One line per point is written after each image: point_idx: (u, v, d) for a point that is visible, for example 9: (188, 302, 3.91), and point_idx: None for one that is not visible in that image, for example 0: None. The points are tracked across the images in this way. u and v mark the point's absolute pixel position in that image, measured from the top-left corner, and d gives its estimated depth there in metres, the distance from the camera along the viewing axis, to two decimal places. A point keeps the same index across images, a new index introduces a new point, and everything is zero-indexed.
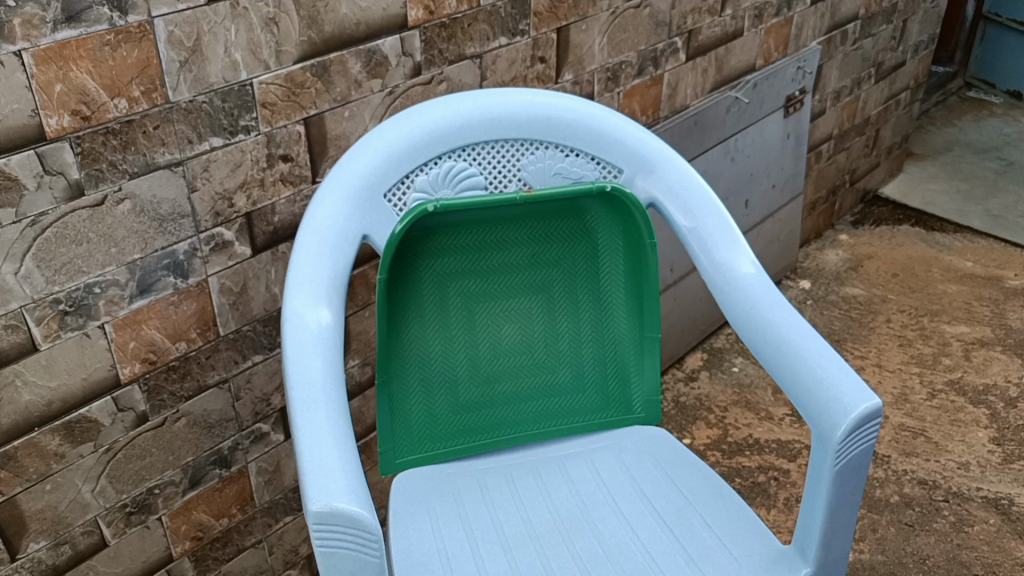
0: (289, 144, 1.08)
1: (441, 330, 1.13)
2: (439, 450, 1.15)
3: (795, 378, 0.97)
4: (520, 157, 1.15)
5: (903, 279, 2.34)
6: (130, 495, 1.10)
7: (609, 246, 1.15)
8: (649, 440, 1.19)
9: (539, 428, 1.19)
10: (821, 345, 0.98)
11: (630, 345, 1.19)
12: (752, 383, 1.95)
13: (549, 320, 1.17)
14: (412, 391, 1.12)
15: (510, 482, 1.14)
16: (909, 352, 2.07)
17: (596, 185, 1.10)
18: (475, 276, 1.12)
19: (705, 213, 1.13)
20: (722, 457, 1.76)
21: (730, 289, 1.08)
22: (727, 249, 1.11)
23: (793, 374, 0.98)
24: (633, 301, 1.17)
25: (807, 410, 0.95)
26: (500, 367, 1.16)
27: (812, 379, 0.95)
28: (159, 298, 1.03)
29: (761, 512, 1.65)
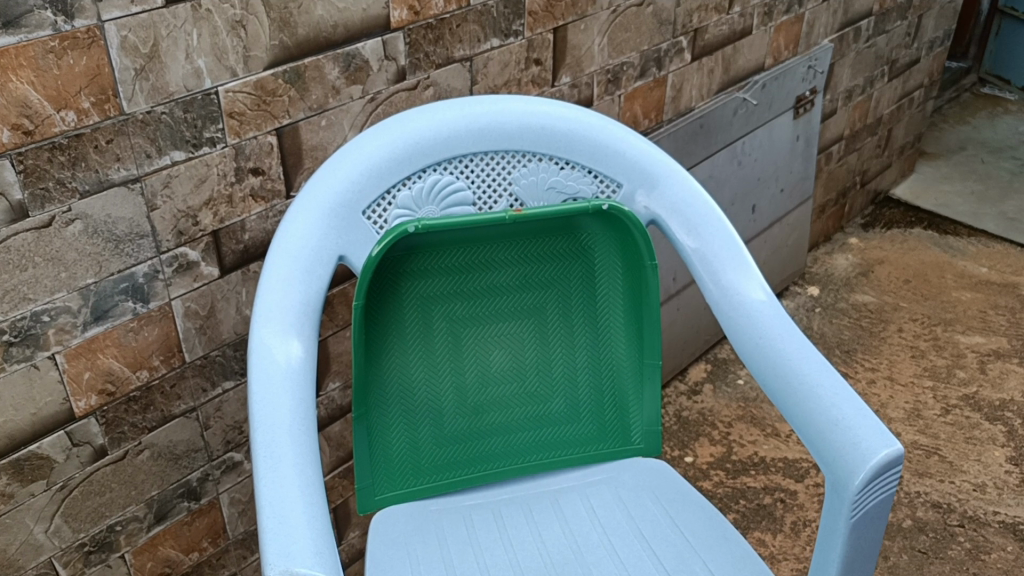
0: (260, 157, 0.99)
1: (425, 358, 1.04)
2: (422, 485, 1.07)
3: (808, 417, 0.89)
4: (511, 170, 1.06)
5: (915, 286, 2.25)
6: (88, 533, 1.02)
7: (607, 266, 1.07)
8: (648, 474, 1.11)
9: (532, 460, 1.11)
10: (837, 383, 0.90)
11: (629, 372, 1.11)
12: (757, 397, 1.87)
13: (541, 345, 1.08)
14: (393, 422, 1.04)
15: (498, 520, 1.06)
16: (921, 364, 1.98)
17: (593, 203, 1.01)
18: (461, 298, 1.04)
19: (712, 232, 1.05)
20: (726, 477, 1.68)
21: (739, 317, 1.00)
22: (735, 272, 1.02)
23: (805, 414, 0.90)
24: (632, 324, 1.09)
25: (821, 454, 0.87)
26: (489, 396, 1.08)
27: (826, 421, 0.88)
28: (116, 325, 0.95)
29: (765, 537, 1.57)
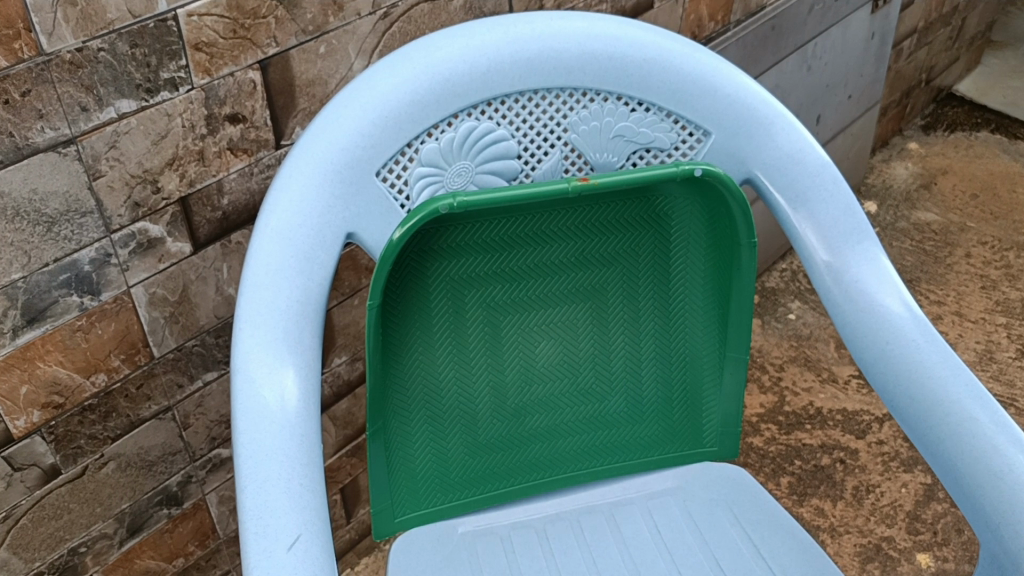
0: (237, 100, 0.75)
1: (457, 354, 0.84)
2: (451, 503, 0.88)
3: (958, 462, 0.70)
4: (568, 112, 0.82)
5: (984, 201, 2.01)
6: (45, 560, 0.84)
7: (685, 239, 0.85)
8: (723, 483, 0.93)
9: (583, 469, 0.92)
10: (998, 418, 0.70)
11: (704, 364, 0.91)
12: (812, 335, 1.67)
13: (599, 334, 0.88)
14: (416, 432, 0.85)
15: (546, 545, 0.88)
16: (992, 298, 1.77)
17: (682, 166, 0.77)
18: (501, 280, 0.83)
19: (828, 203, 0.83)
20: (778, 432, 1.50)
21: (860, 314, 0.79)
22: (855, 253, 0.82)
23: (953, 457, 0.70)
24: (712, 308, 0.88)
25: (977, 514, 0.68)
26: (534, 396, 0.88)
27: (986, 472, 0.68)
28: (59, 326, 0.73)
29: (824, 505, 1.40)
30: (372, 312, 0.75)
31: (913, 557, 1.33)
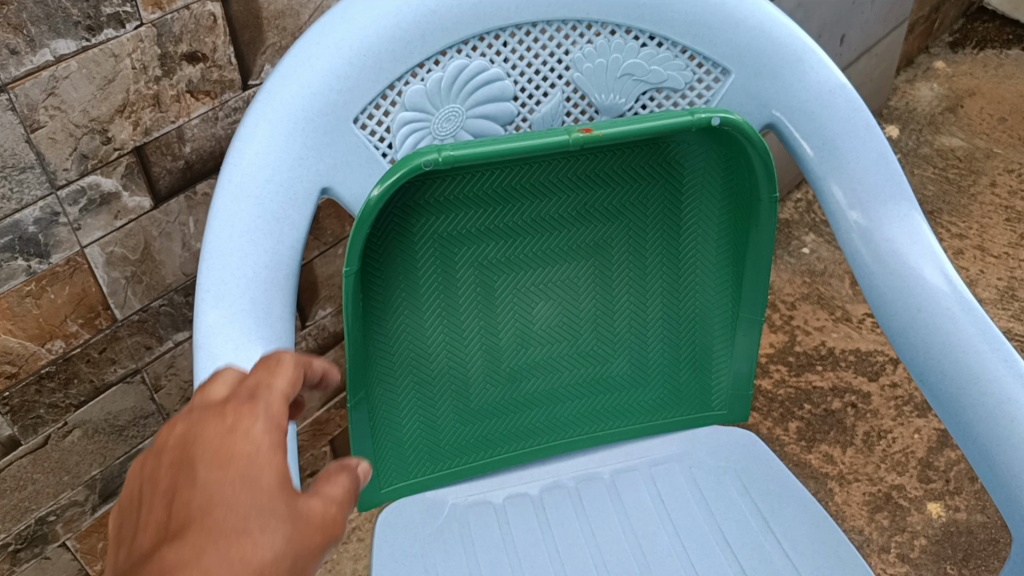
0: (195, 36, 0.66)
1: (446, 317, 0.77)
2: (441, 472, 0.83)
3: (990, 449, 0.64)
4: (570, 48, 0.73)
5: (1013, 125, 1.90)
6: (11, 532, 0.78)
7: (698, 190, 0.77)
8: (732, 448, 0.87)
9: (583, 434, 0.86)
10: None
11: (716, 326, 0.84)
12: (826, 271, 1.60)
13: (603, 294, 0.81)
14: (402, 399, 0.79)
15: (542, 515, 0.83)
16: (1017, 231, 1.69)
17: (697, 115, 0.69)
18: (494, 237, 0.75)
19: (860, 152, 0.75)
20: (788, 374, 1.44)
21: (889, 279, 0.72)
22: (886, 210, 0.74)
23: (985, 443, 0.65)
24: (726, 266, 0.81)
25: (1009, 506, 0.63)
26: (530, 360, 0.82)
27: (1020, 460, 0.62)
28: (4, 293, 0.66)
29: (833, 452, 1.35)
30: (349, 279, 0.67)
31: (924, 507, 1.28)
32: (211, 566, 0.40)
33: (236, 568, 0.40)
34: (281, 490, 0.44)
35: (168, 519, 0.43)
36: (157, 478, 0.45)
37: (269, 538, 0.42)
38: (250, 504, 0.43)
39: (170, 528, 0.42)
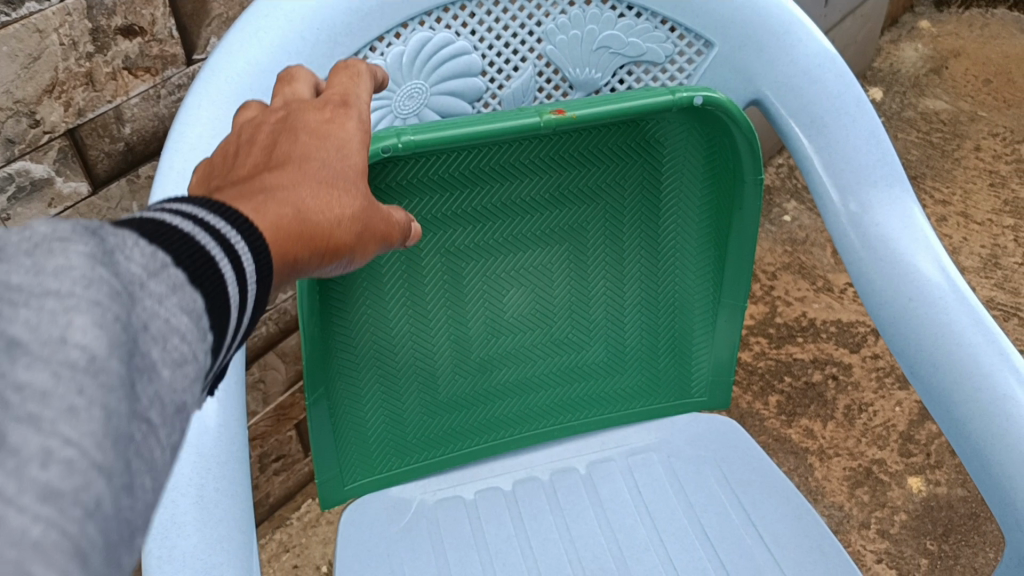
0: (129, 11, 0.65)
1: (412, 307, 0.73)
2: (409, 466, 0.79)
3: (983, 447, 0.61)
4: (543, 19, 0.69)
5: (998, 86, 1.87)
6: None
7: (679, 171, 0.73)
8: (712, 437, 0.84)
9: (558, 424, 0.83)
10: None
11: (696, 310, 0.80)
12: (808, 239, 1.56)
13: (578, 279, 0.77)
14: (367, 393, 0.74)
15: (515, 509, 0.79)
16: (1001, 196, 1.66)
17: (679, 94, 0.65)
18: (463, 222, 0.71)
19: (852, 130, 0.71)
20: (768, 347, 1.42)
21: (880, 267, 0.69)
22: (877, 194, 0.71)
23: (977, 441, 0.61)
24: (707, 250, 0.77)
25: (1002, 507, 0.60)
26: (501, 349, 0.78)
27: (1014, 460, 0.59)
28: None
29: (814, 426, 1.32)
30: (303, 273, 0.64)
31: (905, 481, 1.26)
32: (304, 192, 0.47)
33: (324, 203, 0.47)
34: (364, 174, 0.52)
35: (265, 157, 0.50)
36: (261, 131, 0.53)
37: (350, 201, 0.49)
38: (335, 170, 0.50)
39: (268, 161, 0.50)
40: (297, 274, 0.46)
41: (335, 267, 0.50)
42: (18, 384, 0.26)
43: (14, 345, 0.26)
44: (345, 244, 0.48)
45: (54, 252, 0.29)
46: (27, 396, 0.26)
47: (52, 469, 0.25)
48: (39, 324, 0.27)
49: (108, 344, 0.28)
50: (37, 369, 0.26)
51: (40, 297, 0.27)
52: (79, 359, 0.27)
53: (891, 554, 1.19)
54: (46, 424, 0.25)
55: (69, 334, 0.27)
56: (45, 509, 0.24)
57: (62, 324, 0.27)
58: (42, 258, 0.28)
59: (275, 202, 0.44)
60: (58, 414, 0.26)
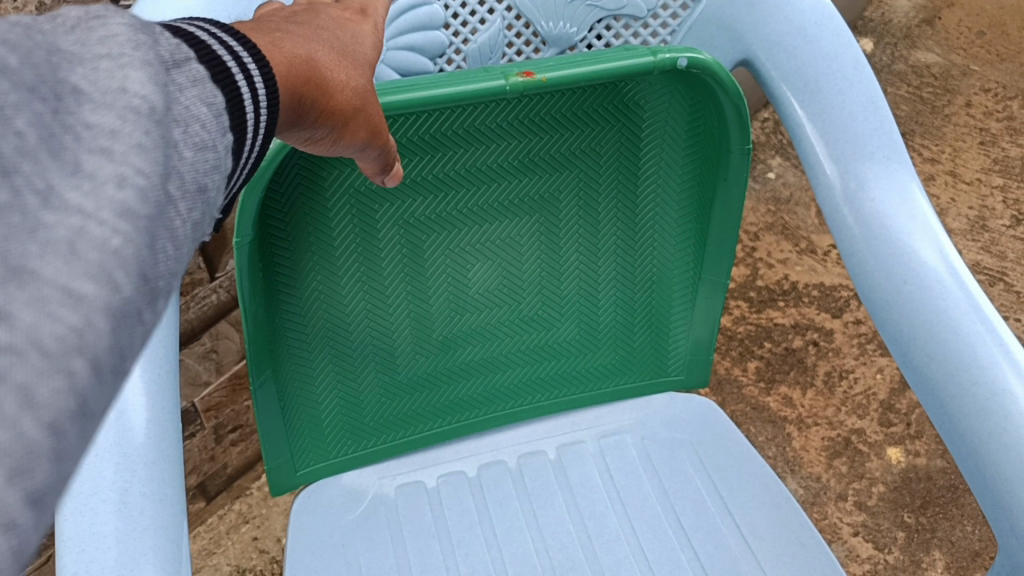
0: None
1: (368, 282, 0.67)
2: (366, 450, 0.74)
3: (977, 447, 0.55)
4: None
5: (992, 39, 1.80)
6: None
7: (659, 138, 0.67)
8: (690, 420, 0.79)
9: (527, 403, 0.78)
10: None
11: (675, 287, 0.75)
12: (792, 199, 1.51)
13: (549, 252, 0.71)
14: (319, 374, 0.69)
15: (478, 494, 0.74)
16: (991, 155, 1.60)
17: (660, 56, 0.58)
18: (423, 192, 0.65)
19: (848, 95, 0.65)
20: (748, 311, 1.37)
21: (875, 247, 0.63)
22: (874, 167, 0.65)
23: (970, 438, 0.56)
24: (688, 223, 0.72)
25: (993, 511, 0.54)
26: (465, 326, 0.72)
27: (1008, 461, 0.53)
28: None
29: (793, 394, 1.29)
30: (242, 250, 0.58)
31: (884, 452, 1.22)
32: (319, 51, 0.45)
33: (334, 64, 0.46)
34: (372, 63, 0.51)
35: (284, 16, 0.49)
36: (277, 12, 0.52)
37: (355, 76, 0.48)
38: (345, 49, 0.48)
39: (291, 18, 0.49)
40: (296, 119, 0.44)
41: (322, 135, 0.48)
42: (85, 124, 0.24)
43: (75, 90, 0.24)
44: (343, 111, 0.46)
45: (95, 22, 0.26)
46: (96, 133, 0.24)
47: (127, 190, 0.24)
48: (96, 74, 0.25)
49: (162, 97, 0.27)
50: (102, 111, 0.25)
51: (90, 53, 0.25)
52: (141, 105, 0.26)
53: (867, 527, 1.16)
54: (117, 155, 0.24)
55: (128, 85, 0.26)
56: (122, 227, 0.24)
57: (118, 77, 0.25)
58: (84, 21, 0.26)
59: (291, 44, 0.43)
60: (128, 149, 0.25)
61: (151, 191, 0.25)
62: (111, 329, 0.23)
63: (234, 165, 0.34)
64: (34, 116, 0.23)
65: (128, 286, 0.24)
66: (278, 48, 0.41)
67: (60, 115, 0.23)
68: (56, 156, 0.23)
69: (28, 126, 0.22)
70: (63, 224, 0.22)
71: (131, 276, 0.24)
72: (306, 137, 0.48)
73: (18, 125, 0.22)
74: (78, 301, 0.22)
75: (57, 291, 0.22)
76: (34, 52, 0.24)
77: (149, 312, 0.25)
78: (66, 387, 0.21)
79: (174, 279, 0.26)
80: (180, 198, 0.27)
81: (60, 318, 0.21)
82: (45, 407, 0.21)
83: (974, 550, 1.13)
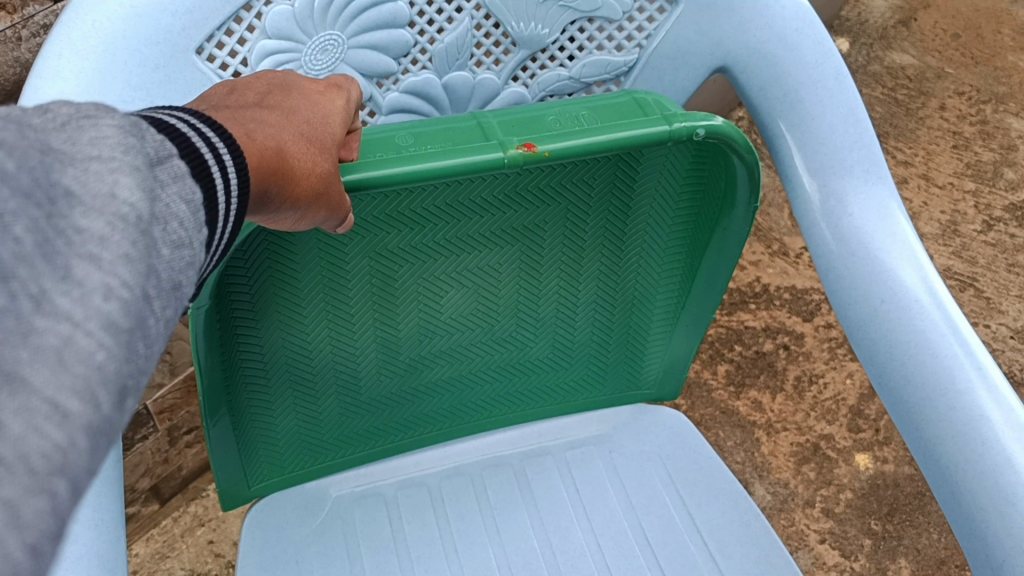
0: None
1: (334, 311, 0.62)
2: (324, 463, 0.71)
3: (950, 471, 0.54)
4: None
5: (967, 42, 1.79)
6: None
7: (655, 173, 0.63)
8: (662, 433, 0.78)
9: (491, 414, 0.76)
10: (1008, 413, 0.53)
11: (654, 310, 0.73)
12: (765, 200, 1.50)
13: (527, 279, 0.68)
14: (278, 397, 0.65)
15: (439, 508, 0.72)
16: (964, 159, 1.60)
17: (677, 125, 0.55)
18: (399, 226, 0.59)
19: (828, 106, 0.64)
20: (719, 314, 1.35)
21: (855, 264, 0.61)
22: (855, 183, 0.63)
23: (943, 463, 0.54)
24: (673, 252, 0.69)
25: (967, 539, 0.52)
26: (435, 349, 0.69)
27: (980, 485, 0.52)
28: None
29: (762, 399, 1.27)
30: (196, 317, 0.53)
31: (852, 459, 1.22)
32: (286, 139, 0.42)
33: (298, 151, 0.43)
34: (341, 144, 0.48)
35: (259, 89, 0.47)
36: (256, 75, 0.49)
37: (321, 163, 0.45)
38: (315, 132, 0.46)
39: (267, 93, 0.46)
40: (257, 207, 0.42)
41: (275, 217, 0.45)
42: (76, 228, 0.24)
43: (68, 193, 0.25)
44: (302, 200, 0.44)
45: (86, 122, 0.27)
46: (86, 237, 0.25)
47: (112, 302, 0.24)
48: (86, 176, 0.25)
49: (149, 202, 0.27)
50: (93, 216, 0.25)
51: (82, 153, 0.26)
52: (129, 213, 0.26)
53: (834, 534, 1.15)
54: (105, 262, 0.25)
55: (117, 190, 0.26)
56: (107, 337, 0.24)
57: (108, 182, 0.26)
58: (75, 119, 0.27)
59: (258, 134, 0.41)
60: (115, 257, 0.25)
61: (134, 302, 0.25)
62: (91, 447, 0.23)
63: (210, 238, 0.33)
64: (30, 222, 0.23)
65: (109, 401, 0.24)
66: (252, 140, 0.39)
67: (54, 219, 0.24)
68: (49, 261, 0.23)
69: (26, 232, 0.23)
70: (53, 331, 0.23)
71: (111, 393, 0.24)
72: (267, 217, 0.45)
73: (16, 232, 0.23)
74: (63, 418, 0.22)
75: (43, 405, 0.22)
76: (29, 153, 0.24)
77: (127, 417, 0.25)
78: (48, 508, 0.22)
79: (144, 379, 0.26)
80: (157, 297, 0.27)
81: (47, 435, 0.22)
82: (28, 527, 0.21)
83: (940, 558, 1.12)
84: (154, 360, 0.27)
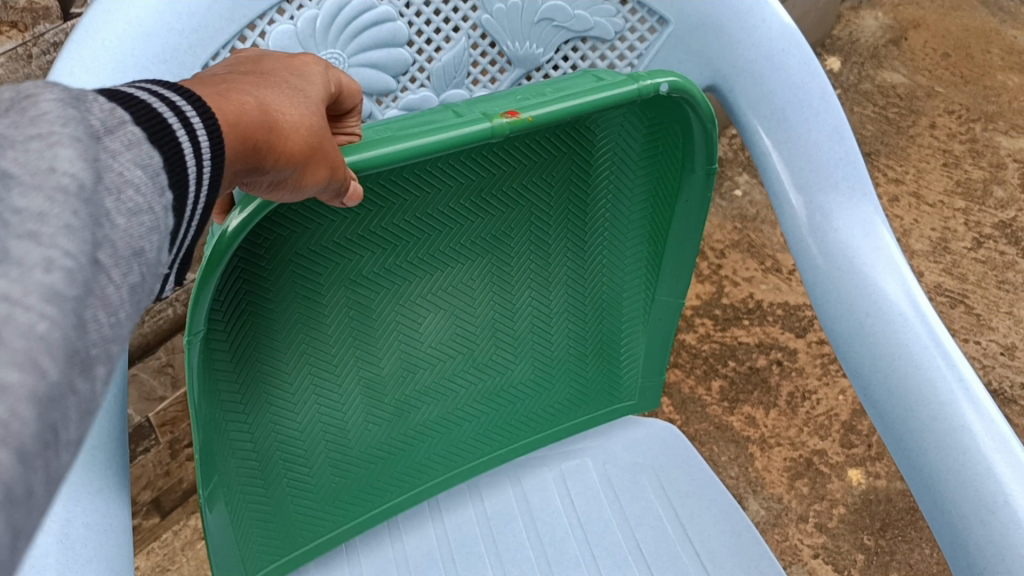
0: None
1: (314, 357, 0.60)
2: (319, 540, 0.68)
3: (932, 479, 0.55)
4: None
5: (957, 61, 1.81)
6: None
7: (614, 164, 0.65)
8: (648, 441, 0.79)
9: (485, 455, 0.75)
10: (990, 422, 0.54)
11: (624, 308, 0.75)
12: (758, 216, 1.52)
13: (499, 294, 0.68)
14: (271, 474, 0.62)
15: (443, 535, 0.72)
16: (954, 177, 1.61)
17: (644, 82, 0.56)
18: (370, 248, 0.59)
19: (813, 125, 0.65)
20: (713, 329, 1.37)
21: (842, 279, 0.63)
22: (840, 197, 0.65)
23: (924, 470, 0.55)
24: (637, 242, 0.71)
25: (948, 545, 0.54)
26: (418, 385, 0.68)
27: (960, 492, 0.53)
28: None
29: (756, 414, 1.28)
30: (193, 346, 0.50)
31: (845, 474, 1.22)
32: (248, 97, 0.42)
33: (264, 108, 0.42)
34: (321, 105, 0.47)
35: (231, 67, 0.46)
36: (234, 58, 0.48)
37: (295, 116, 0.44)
38: (285, 92, 0.45)
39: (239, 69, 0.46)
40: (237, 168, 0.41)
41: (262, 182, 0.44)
42: (13, 209, 0.24)
43: (4, 174, 0.24)
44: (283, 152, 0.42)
45: (27, 102, 0.26)
46: (25, 216, 0.24)
47: (55, 274, 0.24)
48: (27, 156, 0.25)
49: (92, 171, 0.27)
50: (31, 194, 0.24)
51: (24, 134, 0.25)
52: (70, 184, 0.25)
53: (827, 549, 1.16)
54: (45, 237, 0.24)
55: (57, 163, 0.25)
56: (49, 309, 0.23)
57: (48, 156, 0.25)
58: (18, 102, 0.26)
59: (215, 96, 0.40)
60: (56, 230, 0.24)
61: (79, 271, 0.25)
62: (38, 415, 0.22)
63: (177, 225, 0.34)
64: None
65: (56, 367, 0.23)
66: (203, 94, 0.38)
67: None
68: None
69: None
70: None
71: (57, 361, 0.23)
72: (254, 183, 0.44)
73: None
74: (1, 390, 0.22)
75: None
76: None
77: (96, 382, 0.25)
78: None
79: (112, 344, 0.26)
80: (114, 264, 0.27)
81: None
82: None
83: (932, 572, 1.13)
84: (121, 326, 0.27)
